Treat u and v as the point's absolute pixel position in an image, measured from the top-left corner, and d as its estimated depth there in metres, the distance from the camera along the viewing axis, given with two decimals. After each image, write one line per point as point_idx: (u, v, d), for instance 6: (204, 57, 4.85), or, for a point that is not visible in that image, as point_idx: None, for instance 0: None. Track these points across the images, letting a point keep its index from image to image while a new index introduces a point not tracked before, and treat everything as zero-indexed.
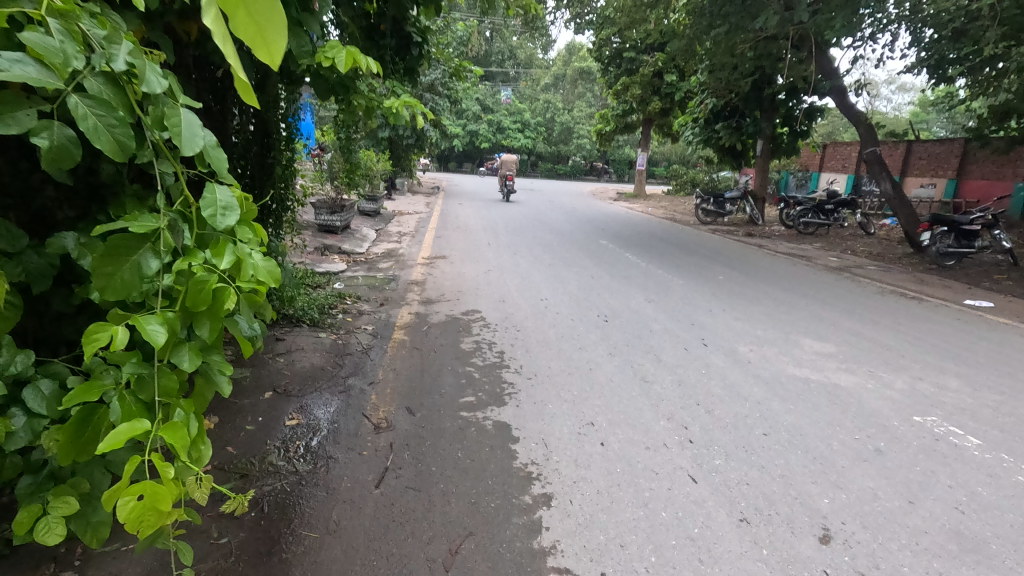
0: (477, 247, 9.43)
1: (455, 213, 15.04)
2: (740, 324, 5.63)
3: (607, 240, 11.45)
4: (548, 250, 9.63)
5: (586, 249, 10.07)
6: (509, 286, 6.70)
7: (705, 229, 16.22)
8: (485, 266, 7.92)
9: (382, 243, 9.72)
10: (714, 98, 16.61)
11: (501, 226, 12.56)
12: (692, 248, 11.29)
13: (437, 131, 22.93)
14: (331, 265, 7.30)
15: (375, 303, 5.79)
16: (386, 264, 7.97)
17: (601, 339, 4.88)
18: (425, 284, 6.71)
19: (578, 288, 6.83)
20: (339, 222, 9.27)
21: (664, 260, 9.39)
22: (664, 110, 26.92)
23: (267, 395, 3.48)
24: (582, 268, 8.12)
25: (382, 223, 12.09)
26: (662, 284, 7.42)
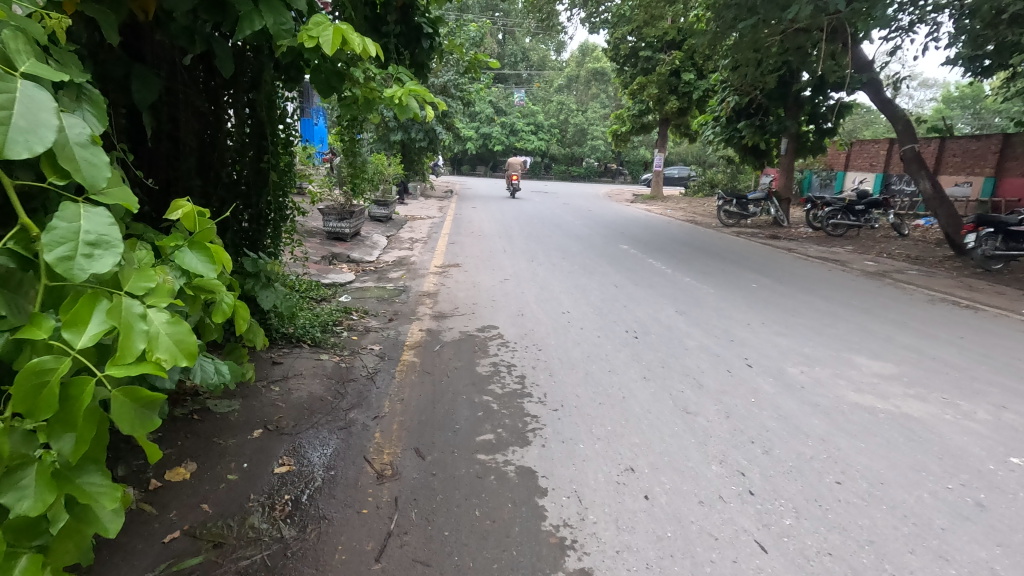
0: (492, 254, 8.98)
1: (469, 217, 14.59)
2: (785, 339, 5.09)
3: (627, 244, 10.94)
4: (567, 256, 9.15)
5: (607, 255, 9.57)
6: (528, 298, 6.23)
7: (728, 231, 15.62)
8: (501, 275, 7.45)
9: (393, 251, 9.30)
10: (737, 95, 16.02)
11: (517, 231, 12.08)
12: (717, 252, 10.74)
13: (450, 133, 22.59)
14: (339, 276, 6.88)
15: (384, 319, 5.35)
16: (397, 273, 7.54)
17: (632, 360, 4.39)
18: (438, 295, 6.26)
19: (602, 299, 6.33)
20: (348, 229, 8.87)
21: (690, 266, 8.87)
22: (681, 109, 26.29)
23: (255, 434, 3.04)
24: (605, 277, 7.63)
25: (394, 229, 11.70)
26: (692, 293, 6.90)
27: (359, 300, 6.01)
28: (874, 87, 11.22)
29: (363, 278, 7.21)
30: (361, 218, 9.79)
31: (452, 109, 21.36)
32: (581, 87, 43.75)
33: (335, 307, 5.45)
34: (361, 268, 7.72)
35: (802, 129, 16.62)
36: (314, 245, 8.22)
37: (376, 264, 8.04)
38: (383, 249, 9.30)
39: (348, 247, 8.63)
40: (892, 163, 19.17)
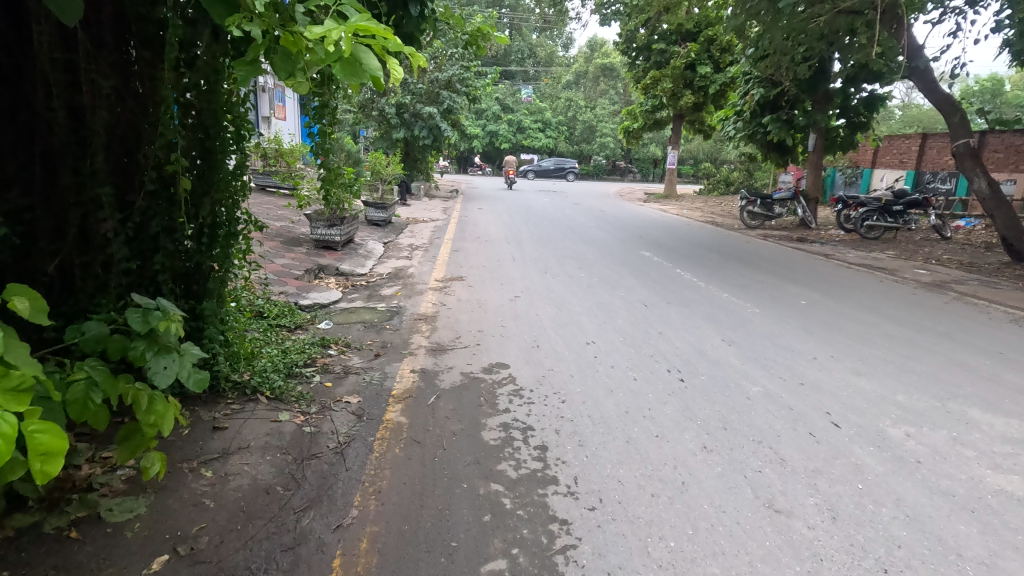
0: (500, 264, 8.01)
1: (475, 220, 13.58)
2: (868, 381, 4.08)
3: (649, 251, 9.94)
4: (585, 266, 8.14)
5: (629, 264, 8.55)
6: (544, 323, 5.24)
7: (753, 233, 14.52)
8: (511, 291, 6.45)
9: (390, 260, 8.34)
10: (762, 87, 14.94)
11: (527, 236, 11.07)
12: (749, 260, 9.69)
13: (455, 130, 21.63)
14: (322, 294, 5.90)
15: (368, 354, 4.37)
16: (391, 289, 6.55)
17: (683, 417, 3.40)
18: (437, 320, 5.27)
19: (631, 323, 5.34)
20: (338, 237, 7.91)
21: (724, 278, 7.84)
22: (696, 105, 25.17)
23: (158, 563, 2.07)
24: (631, 293, 6.61)
25: (394, 234, 10.75)
26: (735, 314, 5.87)
27: (342, 326, 5.04)
28: (921, 76, 10.19)
29: (352, 295, 6.25)
30: (355, 224, 8.80)
31: (458, 104, 20.41)
32: (589, 83, 42.59)
33: (311, 339, 4.49)
34: (350, 283, 6.75)
35: (832, 123, 15.52)
36: (298, 256, 7.25)
37: (368, 278, 7.06)
38: (377, 259, 8.32)
39: (339, 257, 7.66)
40: (926, 159, 18.01)
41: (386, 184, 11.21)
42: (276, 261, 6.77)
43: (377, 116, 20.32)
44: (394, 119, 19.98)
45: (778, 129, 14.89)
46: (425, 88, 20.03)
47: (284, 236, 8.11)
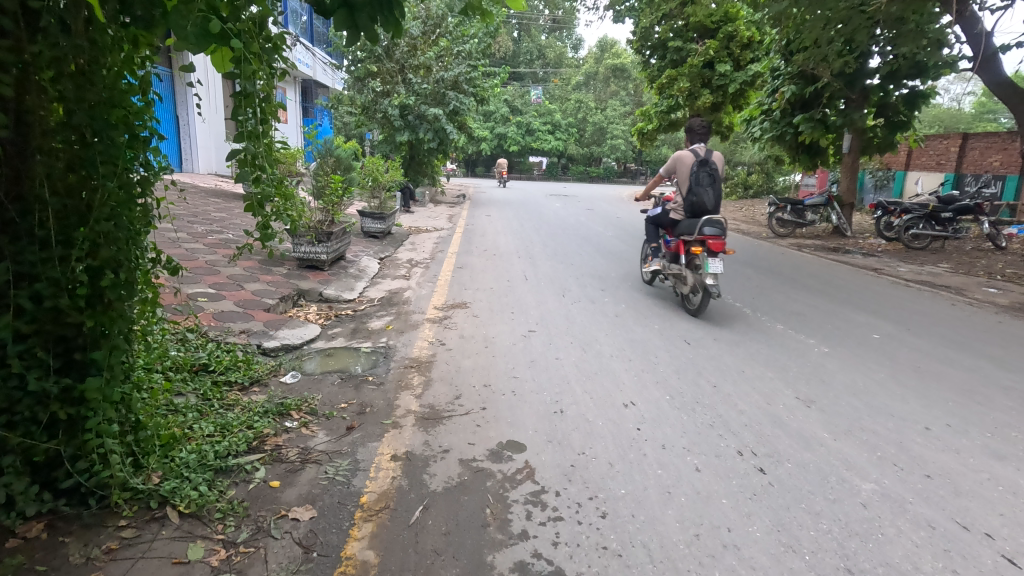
0: (510, 286, 6.96)
1: (482, 230, 12.56)
2: (1015, 472, 2.97)
3: None
4: (608, 288, 7.06)
5: (656, 284, 7.46)
6: (567, 374, 4.16)
7: (784, 242, 13.36)
8: (523, 325, 5.37)
9: (385, 280, 7.30)
10: (795, 84, 13.83)
11: (539, 249, 10.01)
12: (791, 277, 8.58)
13: (462, 133, 20.69)
14: (296, 331, 4.86)
15: (339, 427, 3.31)
16: (380, 321, 5.50)
17: (782, 551, 2.32)
18: (432, 368, 4.21)
19: (676, 371, 4.26)
20: (324, 255, 6.88)
21: (771, 302, 6.73)
22: (714, 105, 24.04)
23: None
24: (667, 325, 5.53)
25: (393, 247, 9.75)
26: (800, 355, 4.77)
27: (311, 379, 3.99)
28: (992, 67, 8.77)
29: (332, 330, 5.20)
30: (345, 240, 7.78)
31: (465, 105, 19.45)
32: (599, 84, 41.53)
33: (264, 405, 3.43)
34: (334, 313, 5.70)
35: (868, 122, 14.35)
36: (275, 279, 6.23)
37: (356, 305, 6.02)
38: (370, 278, 7.31)
39: (324, 279, 6.64)
40: (966, 160, 16.87)
41: (384, 192, 10.20)
42: (248, 286, 5.76)
43: (380, 118, 19.40)
44: (398, 121, 19.04)
45: (812, 128, 13.73)
46: (431, 89, 19.08)
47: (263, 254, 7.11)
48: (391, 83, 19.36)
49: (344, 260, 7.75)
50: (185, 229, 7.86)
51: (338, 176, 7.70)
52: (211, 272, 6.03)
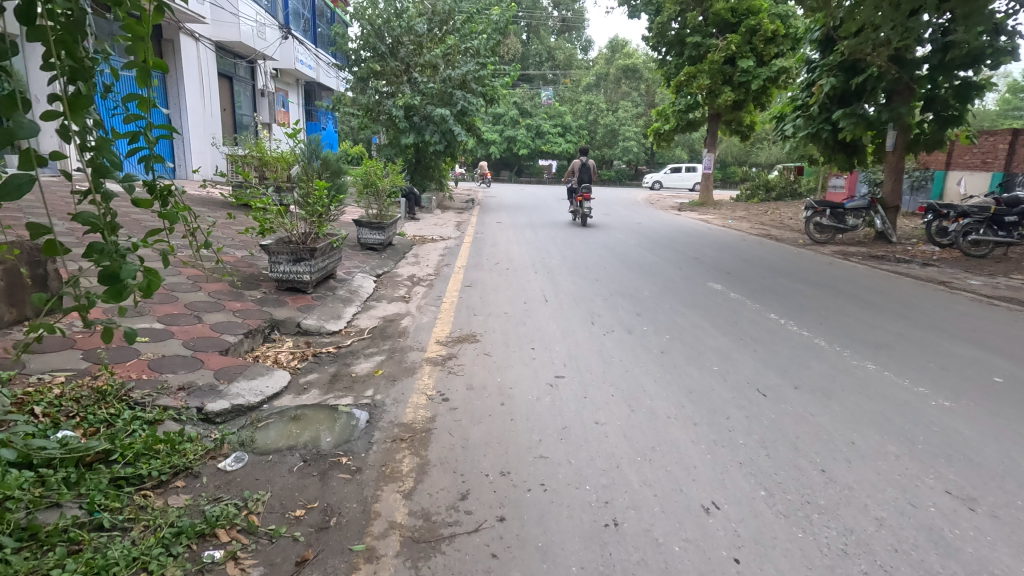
0: (528, 310, 5.84)
1: (491, 239, 11.46)
2: None
3: (716, 281, 7.74)
4: (645, 312, 5.92)
5: (701, 306, 6.31)
6: (615, 451, 3.04)
7: (825, 249, 12.14)
8: (549, 368, 4.24)
9: (380, 303, 6.21)
10: (834, 77, 12.62)
11: (556, 262, 8.89)
12: (852, 292, 7.40)
13: (471, 134, 19.66)
14: (258, 380, 3.76)
15: (287, 559, 2.20)
16: (368, 363, 4.39)
17: None
18: (429, 444, 3.09)
19: (762, 447, 3.10)
20: (307, 276, 5.79)
21: (845, 328, 5.56)
22: (735, 103, 22.86)
23: None
24: (728, 367, 4.38)
25: (394, 261, 8.70)
26: (915, 411, 3.62)
27: (261, 463, 2.87)
28: None
29: (307, 376, 4.11)
30: (336, 256, 6.68)
31: (473, 106, 18.41)
32: (610, 85, 40.41)
33: (178, 521, 2.32)
34: (313, 351, 4.60)
35: (915, 118, 13.11)
36: (245, 308, 5.15)
37: (342, 340, 4.93)
38: (363, 300, 6.21)
39: (306, 305, 5.55)
40: (1017, 159, 15.57)
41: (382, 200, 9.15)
42: (209, 318, 4.69)
43: (385, 120, 18.43)
44: (403, 123, 18.01)
45: (853, 125, 12.49)
46: (437, 89, 18.06)
47: (238, 275, 6.06)
48: (396, 84, 18.42)
49: (334, 279, 6.67)
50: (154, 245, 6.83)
51: (327, 181, 6.59)
52: (168, 298, 4.97)
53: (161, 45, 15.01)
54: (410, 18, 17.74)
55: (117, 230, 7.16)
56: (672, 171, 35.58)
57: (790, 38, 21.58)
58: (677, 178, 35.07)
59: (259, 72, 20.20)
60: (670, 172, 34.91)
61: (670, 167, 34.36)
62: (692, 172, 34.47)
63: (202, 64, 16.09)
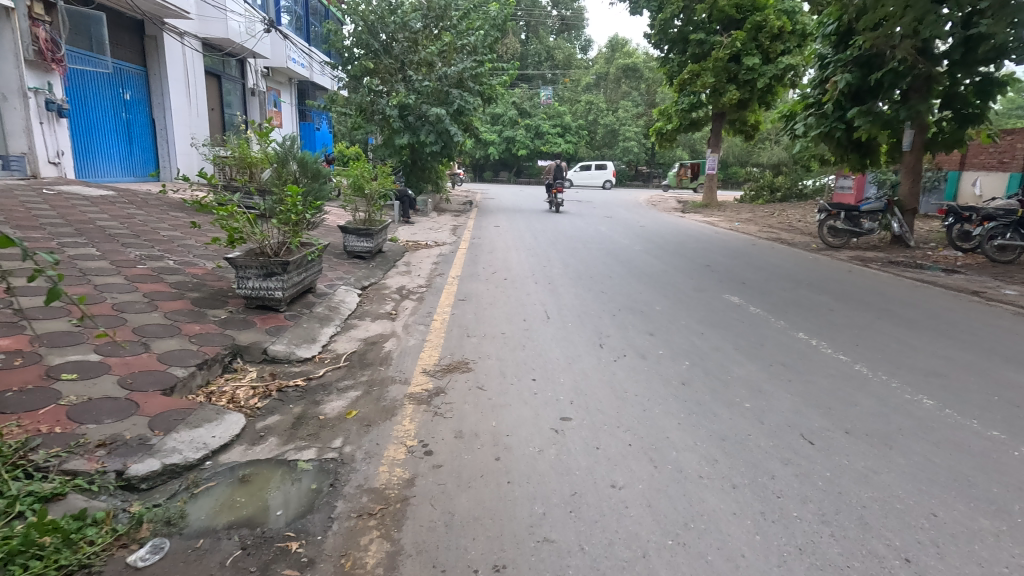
0: (528, 331, 5.20)
1: (489, 244, 10.83)
2: None
3: (733, 293, 7.11)
4: (658, 333, 5.29)
5: (719, 324, 5.69)
6: (639, 532, 2.40)
7: (841, 255, 11.52)
8: (552, 407, 3.62)
9: (363, 321, 5.56)
10: (849, 73, 11.99)
11: (558, 271, 8.25)
12: (883, 304, 6.75)
13: (468, 135, 19.03)
14: (203, 428, 3.11)
15: None
16: (341, 401, 3.74)
17: None
18: (404, 523, 2.45)
19: (826, 525, 2.46)
20: (279, 292, 5.16)
21: (888, 350, 4.92)
22: (740, 102, 22.30)
23: None
24: (764, 404, 3.74)
25: (383, 270, 8.08)
26: (1000, 466, 2.98)
27: (185, 554, 2.22)
28: None
29: (265, 419, 3.46)
30: (315, 267, 6.02)
31: (470, 105, 17.76)
32: (610, 85, 39.85)
33: None
34: (278, 385, 3.95)
35: (934, 116, 12.46)
36: (206, 331, 4.51)
37: (314, 370, 4.28)
38: (344, 319, 5.56)
39: (278, 326, 4.91)
40: None
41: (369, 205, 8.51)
42: (160, 346, 4.04)
43: (379, 119, 17.81)
44: (397, 123, 17.40)
45: (869, 124, 11.86)
46: (433, 87, 17.40)
47: (203, 292, 5.42)
48: (390, 82, 17.82)
49: (313, 294, 6.02)
50: (114, 255, 6.21)
51: (303, 186, 5.93)
52: (115, 322, 4.34)
53: (144, 41, 14.37)
54: (405, 14, 17.14)
55: (77, 239, 6.53)
56: (579, 171, 35.38)
57: (797, 35, 20.97)
58: (587, 175, 35.86)
59: (250, 70, 19.74)
60: (581, 170, 35.71)
61: (582, 163, 35.25)
62: (602, 168, 35.24)
63: (188, 64, 15.56)
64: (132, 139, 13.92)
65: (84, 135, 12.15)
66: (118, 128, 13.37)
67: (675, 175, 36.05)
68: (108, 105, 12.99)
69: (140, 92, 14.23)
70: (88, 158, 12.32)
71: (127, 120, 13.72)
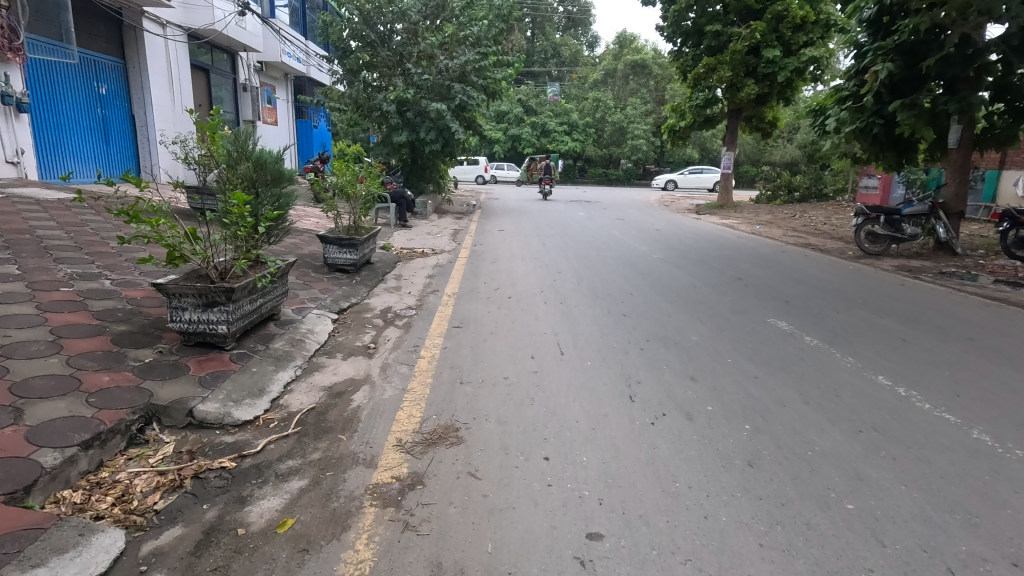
0: (536, 377, 4.14)
1: (492, 252, 9.75)
2: None
3: (777, 318, 6.01)
4: (700, 377, 4.21)
5: (774, 362, 4.60)
6: None
7: (885, 264, 10.35)
8: (576, 514, 2.55)
9: (332, 360, 4.49)
10: (891, 61, 10.75)
11: (571, 287, 7.17)
12: (963, 332, 5.62)
13: (471, 132, 17.95)
14: (43, 571, 2.04)
15: None
16: (277, 499, 2.66)
17: None
18: None
19: None
20: (222, 327, 4.09)
21: (1004, 406, 3.80)
22: (758, 97, 21.14)
23: None
24: (875, 506, 2.64)
25: (367, 284, 7.00)
26: None
27: None
28: None
29: (158, 536, 2.39)
30: (279, 287, 4.97)
31: (473, 100, 16.67)
32: (618, 81, 38.70)
33: None
34: (194, 469, 2.88)
35: (984, 111, 11.27)
36: (115, 384, 3.43)
37: (253, 441, 3.20)
38: (308, 357, 4.48)
39: (218, 372, 3.84)
40: None
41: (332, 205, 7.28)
42: (38, 414, 2.98)
43: (377, 116, 16.74)
44: (395, 119, 16.33)
45: (912, 119, 10.66)
46: (434, 81, 16.30)
47: (133, 324, 4.35)
48: (388, 76, 16.77)
49: (274, 322, 4.95)
50: (37, 272, 5.15)
51: (258, 191, 4.78)
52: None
53: (122, 32, 13.35)
54: (403, 3, 16.07)
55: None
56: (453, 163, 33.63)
57: (821, 25, 19.74)
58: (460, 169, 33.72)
59: (241, 64, 18.74)
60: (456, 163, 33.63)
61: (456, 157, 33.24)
62: (475, 163, 33.23)
63: (171, 57, 14.56)
64: (110, 138, 12.94)
65: (49, 133, 11.13)
66: (92, 125, 12.33)
67: (529, 167, 34.45)
68: (79, 100, 11.95)
69: (117, 86, 13.22)
70: (54, 158, 11.31)
71: (102, 116, 12.69)
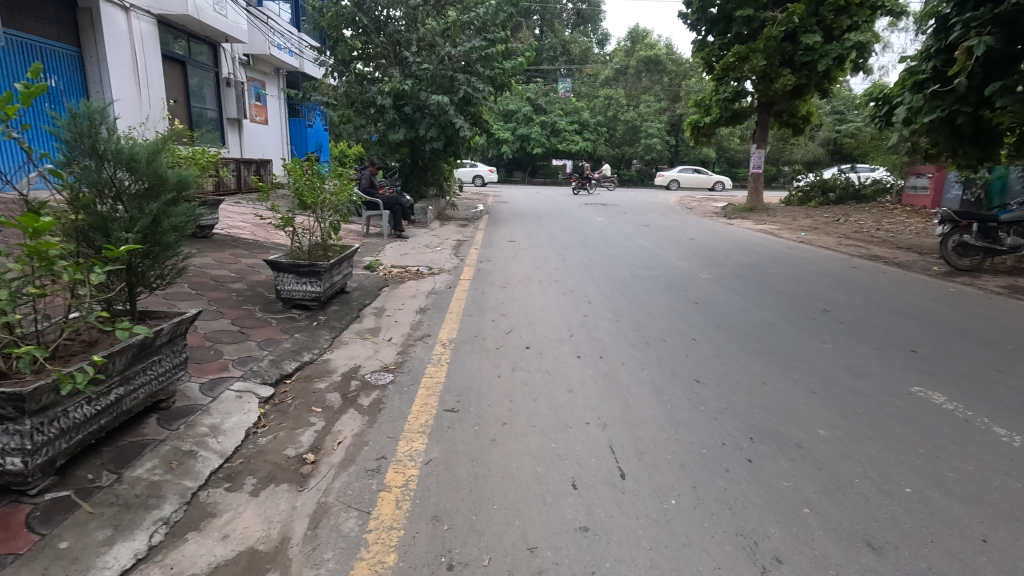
0: (582, 552, 2.27)
1: (504, 273, 7.87)
2: None
3: (922, 387, 4.07)
4: (884, 544, 2.33)
5: (986, 493, 2.72)
6: None
7: (988, 283, 8.35)
8: None
9: (230, 499, 2.61)
10: (990, 35, 8.56)
11: (609, 329, 5.29)
12: None
13: (477, 129, 16.08)
14: None
15: None
16: None
17: None
18: None
19: None
20: (16, 463, 2.27)
21: None
22: (794, 89, 19.14)
23: None
24: None
25: (330, 326, 5.14)
26: None
27: None
28: None
29: None
30: (167, 359, 3.14)
31: (479, 92, 14.77)
32: (631, 78, 36.75)
33: None
34: None
35: None
36: None
37: None
38: (190, 494, 2.60)
39: None
40: None
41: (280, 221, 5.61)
42: None
43: (373, 111, 14.89)
44: (391, 115, 14.46)
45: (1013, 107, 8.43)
46: (434, 71, 14.45)
47: None
48: (385, 67, 15.01)
49: (156, 418, 3.09)
50: None
51: (113, 205, 2.89)
52: None
53: (78, 16, 11.65)
54: None
55: None
56: None
57: (866, 7, 17.67)
58: None
59: (225, 56, 16.97)
60: None
61: None
62: None
63: (139, 46, 12.79)
64: None
65: None
66: None
67: None
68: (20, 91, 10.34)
69: (71, 77, 11.53)
70: None
71: None
